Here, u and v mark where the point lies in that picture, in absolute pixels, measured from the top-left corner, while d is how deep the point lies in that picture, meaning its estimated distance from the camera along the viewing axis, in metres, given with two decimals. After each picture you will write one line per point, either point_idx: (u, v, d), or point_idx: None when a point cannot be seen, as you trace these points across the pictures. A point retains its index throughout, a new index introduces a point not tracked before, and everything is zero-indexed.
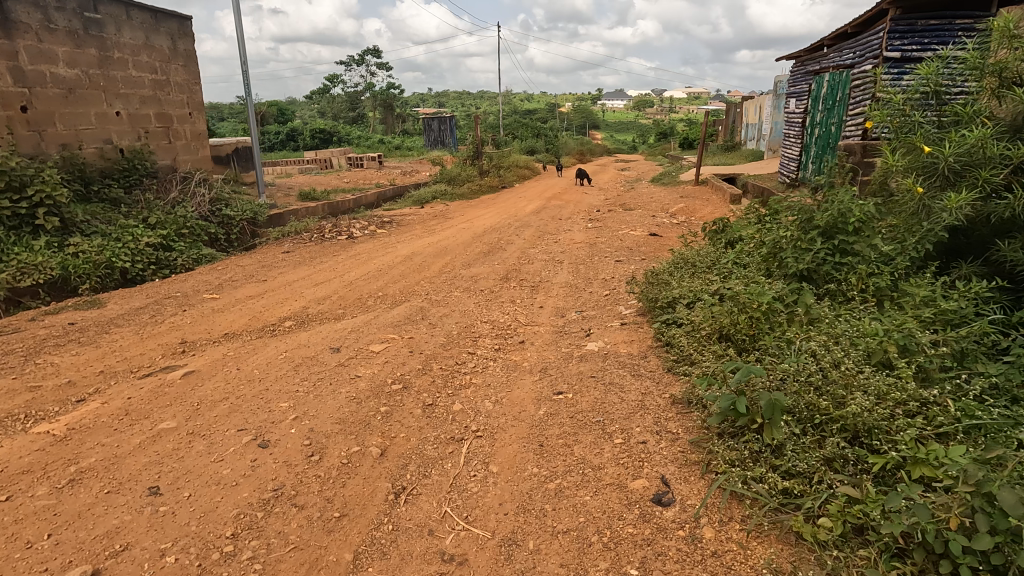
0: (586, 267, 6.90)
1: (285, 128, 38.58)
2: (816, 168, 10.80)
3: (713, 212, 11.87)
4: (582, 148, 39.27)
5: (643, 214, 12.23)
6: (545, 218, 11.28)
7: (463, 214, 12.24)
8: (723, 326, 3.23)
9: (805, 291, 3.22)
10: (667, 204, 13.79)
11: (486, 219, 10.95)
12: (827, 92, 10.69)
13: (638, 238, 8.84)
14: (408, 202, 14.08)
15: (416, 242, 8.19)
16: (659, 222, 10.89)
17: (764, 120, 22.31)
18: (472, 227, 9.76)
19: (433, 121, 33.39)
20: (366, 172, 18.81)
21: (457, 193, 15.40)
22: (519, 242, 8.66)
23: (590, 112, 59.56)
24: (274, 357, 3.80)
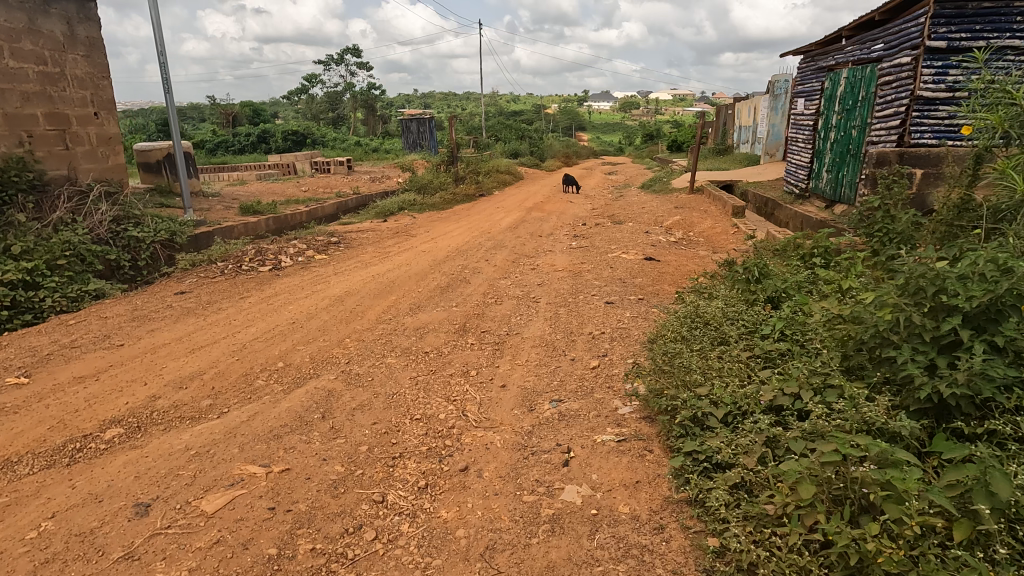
0: (567, 310, 5.42)
1: (255, 129, 36.66)
2: (835, 177, 9.47)
3: (713, 228, 10.46)
4: (568, 151, 37.94)
5: (634, 228, 10.79)
6: (522, 236, 9.79)
7: (429, 229, 10.71)
8: (825, 532, 1.72)
9: (978, 461, 1.71)
10: (660, 216, 12.37)
11: (454, 237, 9.43)
12: (845, 91, 9.32)
13: (631, 265, 7.37)
14: (370, 215, 12.50)
15: (359, 272, 6.65)
16: (653, 240, 9.46)
17: (760, 123, 21.07)
18: (434, 249, 8.23)
19: (411, 122, 31.71)
20: (330, 178, 17.18)
21: (427, 204, 13.84)
22: (487, 270, 7.17)
23: (576, 113, 58.19)
24: (24, 532, 2.23)
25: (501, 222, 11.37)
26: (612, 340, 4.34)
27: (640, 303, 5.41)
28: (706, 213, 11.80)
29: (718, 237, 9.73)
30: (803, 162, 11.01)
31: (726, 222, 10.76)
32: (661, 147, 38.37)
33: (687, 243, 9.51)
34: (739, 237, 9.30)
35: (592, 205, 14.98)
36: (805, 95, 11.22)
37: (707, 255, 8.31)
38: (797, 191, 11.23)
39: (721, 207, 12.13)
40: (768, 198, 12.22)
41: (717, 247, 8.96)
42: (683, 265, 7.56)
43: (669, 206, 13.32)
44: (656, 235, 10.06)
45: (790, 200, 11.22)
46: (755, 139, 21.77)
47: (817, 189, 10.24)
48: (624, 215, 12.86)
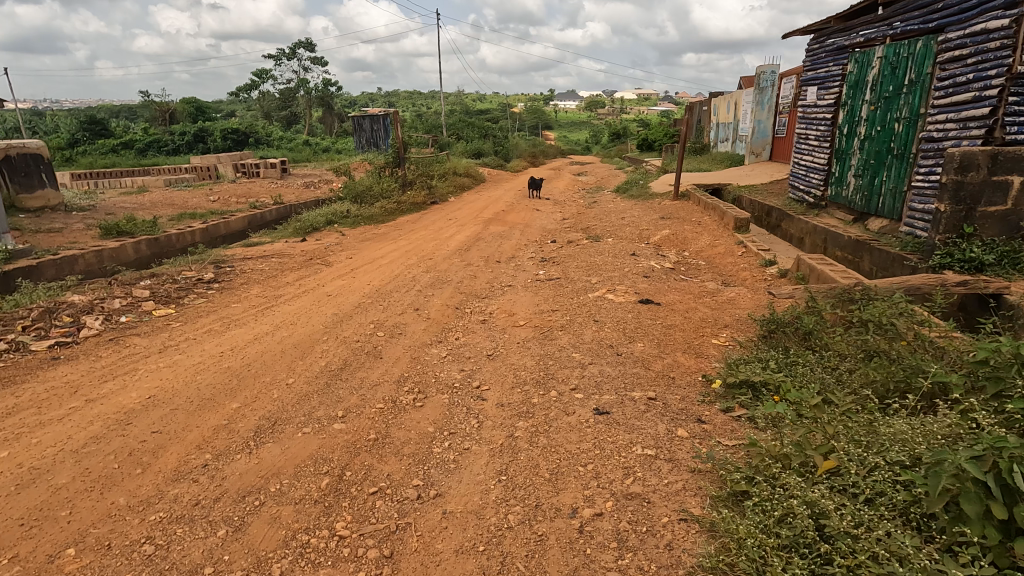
0: (531, 427, 3.16)
1: (192, 128, 33.35)
2: (868, 184, 7.54)
3: (716, 249, 8.37)
4: (534, 151, 35.94)
5: (617, 248, 8.61)
6: (474, 264, 7.51)
7: (356, 252, 8.36)
8: None
9: None
10: (644, 229, 10.26)
11: (384, 266, 7.09)
12: (880, 74, 7.36)
13: (621, 315, 5.22)
14: (288, 231, 10.06)
15: (204, 344, 4.25)
16: (645, 266, 7.28)
17: (741, 120, 19.39)
18: (345, 290, 5.88)
19: (364, 120, 29.09)
20: (253, 184, 14.52)
21: (363, 216, 11.43)
22: (414, 329, 4.86)
23: (543, 112, 56.15)
24: None
25: (449, 241, 9.05)
26: (623, 553, 2.10)
27: (653, 414, 3.20)
28: (702, 227, 9.71)
29: (726, 263, 7.66)
30: (819, 164, 9.04)
31: (729, 239, 8.70)
32: (631, 145, 36.59)
33: (688, 272, 7.39)
34: (754, 264, 7.25)
35: (562, 215, 12.78)
36: (817, 83, 9.26)
37: (723, 295, 6.19)
38: (812, 200, 9.26)
39: (717, 217, 10.08)
40: (771, 207, 10.23)
41: (729, 280, 6.87)
42: (695, 316, 5.38)
43: (653, 216, 11.23)
44: (647, 257, 7.91)
45: (803, 211, 9.24)
46: (736, 136, 20.06)
47: (842, 198, 8.30)
48: (601, 228, 10.71)
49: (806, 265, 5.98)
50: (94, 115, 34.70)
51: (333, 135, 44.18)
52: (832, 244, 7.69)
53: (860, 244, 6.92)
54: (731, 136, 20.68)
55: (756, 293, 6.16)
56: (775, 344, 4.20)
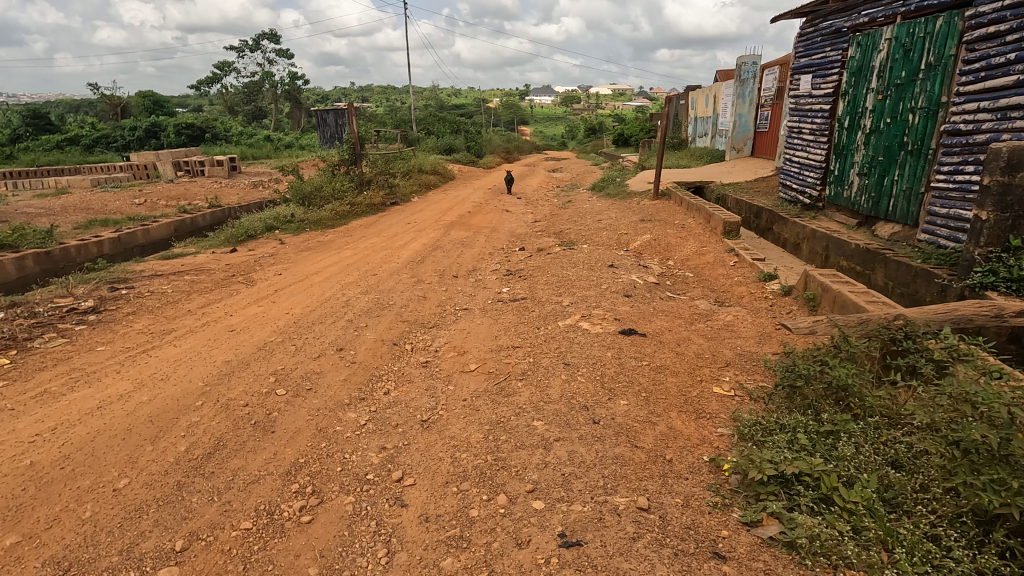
0: (463, 570, 2.08)
1: (143, 123, 31.29)
2: (876, 183, 6.64)
3: (705, 259, 7.39)
4: (508, 147, 34.83)
5: (593, 257, 7.58)
6: (427, 281, 6.39)
7: (289, 265, 7.16)
8: None
9: None
10: (622, 234, 9.25)
11: (316, 287, 5.92)
12: (889, 58, 6.46)
13: (597, 353, 4.18)
14: (219, 239, 8.79)
15: (18, 419, 3.06)
16: (626, 281, 6.25)
17: (721, 113, 18.57)
18: (256, 322, 4.72)
19: (328, 115, 27.60)
20: (191, 184, 13.09)
21: (311, 220, 10.19)
22: (332, 381, 3.74)
23: (518, 107, 54.99)
24: None
25: (402, 252, 7.89)
26: None
27: (646, 542, 2.14)
28: (687, 231, 8.73)
29: (718, 276, 6.68)
30: (815, 161, 8.15)
31: (719, 247, 7.74)
32: (606, 141, 35.71)
33: (675, 287, 6.39)
34: (750, 278, 6.29)
35: (533, 217, 11.71)
36: (812, 70, 8.35)
37: (718, 320, 5.19)
38: (807, 201, 8.37)
39: (702, 220, 9.13)
40: (761, 208, 9.32)
41: (723, 299, 5.88)
42: (688, 352, 4.36)
43: (633, 218, 10.23)
44: (627, 269, 6.90)
45: (798, 214, 8.34)
46: (716, 131, 19.26)
47: (843, 199, 7.41)
48: (576, 233, 9.66)
49: (817, 283, 5.02)
50: (36, 108, 32.32)
51: (299, 130, 42.40)
52: (835, 252, 6.78)
53: (872, 254, 6.01)
54: (711, 131, 19.86)
55: (757, 317, 5.18)
56: (801, 403, 3.20)
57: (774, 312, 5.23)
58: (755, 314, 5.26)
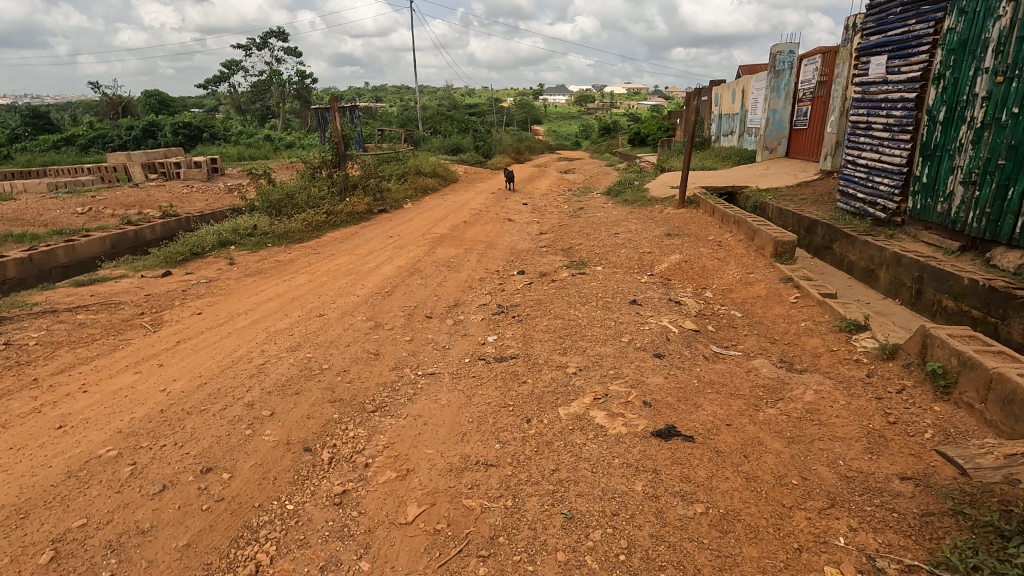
0: None
1: (140, 122, 30.19)
2: (995, 195, 4.95)
3: (754, 293, 5.74)
4: (518, 147, 33.24)
5: (609, 287, 5.97)
6: (388, 324, 4.83)
7: (219, 298, 5.61)
8: None
9: None
10: (645, 253, 7.61)
11: (233, 336, 4.40)
12: (1017, 26, 4.79)
13: (621, 483, 2.57)
14: (157, 258, 7.28)
15: None
16: (654, 328, 4.62)
17: (751, 110, 16.84)
18: (107, 409, 3.16)
19: (328, 113, 26.21)
20: (156, 190, 11.67)
21: (276, 232, 8.70)
22: (162, 552, 2.17)
23: (531, 106, 53.23)
24: None
25: (370, 278, 6.34)
26: None
27: None
28: (726, 252, 7.07)
29: (776, 320, 5.04)
30: (893, 165, 6.46)
31: (771, 275, 6.08)
32: (622, 141, 33.90)
33: (722, 336, 4.76)
34: (824, 326, 4.65)
35: (539, 229, 10.09)
36: (888, 49, 6.65)
37: (794, 401, 3.56)
38: (881, 214, 6.66)
39: (744, 236, 7.46)
40: (816, 222, 7.61)
41: (791, 360, 4.25)
42: (763, 476, 2.74)
43: (656, 232, 8.58)
44: (654, 306, 5.27)
45: (868, 230, 6.65)
46: (744, 129, 17.52)
47: (937, 215, 5.72)
48: (588, 251, 8.04)
49: (948, 349, 3.38)
50: (33, 107, 31.44)
51: (304, 130, 41.23)
52: (935, 287, 5.10)
53: (1002, 295, 4.34)
54: (739, 129, 18.04)
55: (851, 397, 3.55)
56: None
57: (877, 389, 3.59)
58: (848, 391, 3.63)
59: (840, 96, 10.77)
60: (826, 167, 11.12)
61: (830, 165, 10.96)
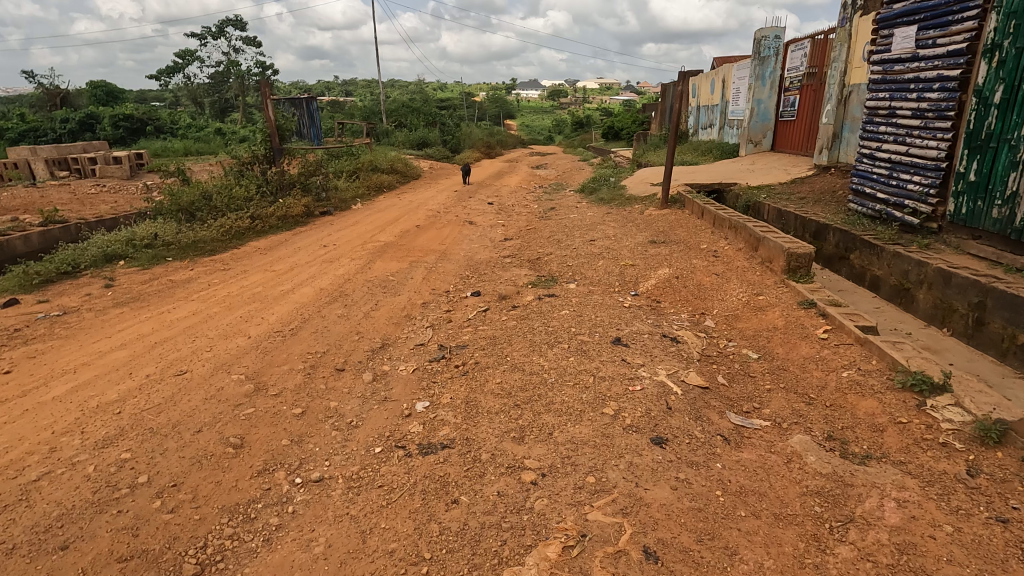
0: None
1: (77, 114, 27.86)
2: None
3: (768, 323, 4.52)
4: (489, 141, 31.84)
5: (584, 317, 4.66)
6: (276, 385, 3.44)
7: (54, 343, 4.09)
8: None
9: None
10: (626, 266, 6.32)
11: (27, 418, 2.95)
12: None
13: None
14: (10, 281, 5.69)
15: None
16: (648, 386, 3.33)
17: (732, 100, 15.77)
18: None
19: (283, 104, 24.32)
20: (56, 191, 9.94)
21: (181, 242, 7.17)
22: None
23: (502, 99, 51.69)
24: None
25: (278, 305, 4.91)
26: None
27: None
28: (724, 266, 5.86)
29: (806, 366, 3.81)
30: (929, 160, 5.29)
31: (787, 298, 4.86)
32: (595, 135, 32.72)
33: (739, 393, 3.50)
34: (876, 380, 3.42)
35: (503, 235, 8.74)
36: (918, 17, 5.45)
37: (872, 522, 2.30)
38: (911, 219, 5.51)
39: (744, 246, 6.25)
40: (827, 227, 6.44)
41: (841, 437, 3.01)
42: None
43: (638, 239, 7.32)
44: (644, 346, 3.98)
45: (896, 239, 5.49)
46: (725, 121, 16.45)
47: (994, 222, 4.57)
48: (559, 264, 6.74)
49: None
50: None
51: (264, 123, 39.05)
52: (1005, 318, 3.93)
53: None
54: (719, 121, 16.97)
55: (960, 519, 2.30)
56: None
57: (995, 503, 2.36)
58: (949, 505, 2.39)
59: (837, 83, 9.70)
60: (820, 161, 10.06)
61: (826, 159, 9.90)
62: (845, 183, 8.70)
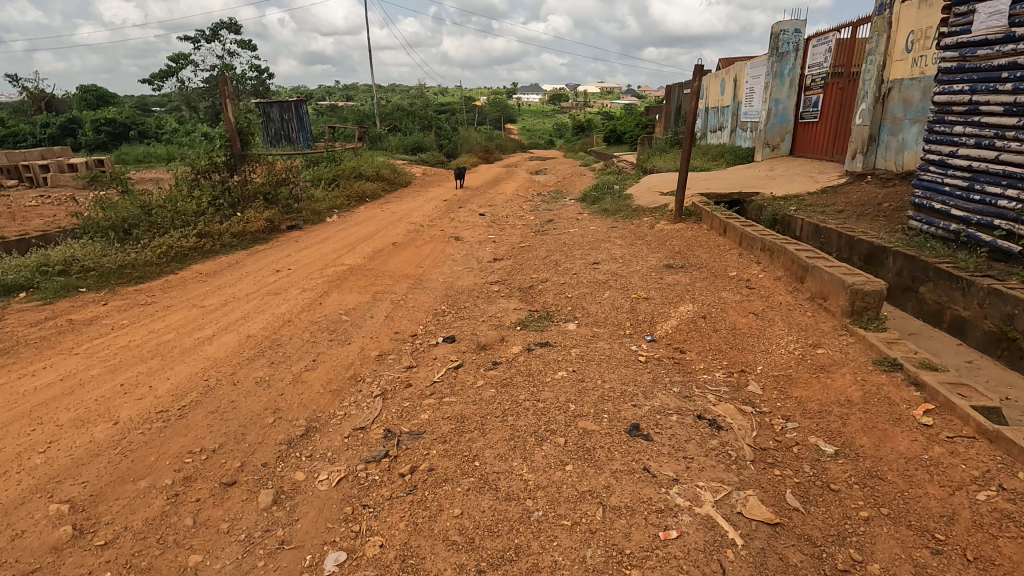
0: None
1: (57, 118, 26.73)
2: None
3: (838, 392, 3.34)
4: (487, 145, 30.75)
5: (587, 383, 3.47)
6: (112, 522, 2.26)
7: None
8: None
9: None
10: (638, 299, 5.13)
11: None
12: None
13: None
14: None
15: None
16: (688, 528, 2.15)
17: (746, 101, 14.60)
18: None
19: (272, 107, 22.98)
20: None
21: (104, 268, 6.00)
22: None
23: (502, 102, 50.60)
24: None
25: (183, 363, 3.73)
26: None
27: None
28: (762, 303, 4.69)
29: (912, 472, 2.62)
30: None
31: (855, 353, 3.70)
32: (597, 140, 31.60)
33: (823, 529, 2.31)
34: None
35: (492, 254, 7.56)
36: None
37: None
38: (1006, 244, 4.34)
39: (784, 275, 5.09)
40: (885, 251, 5.25)
41: None
42: None
43: (650, 263, 6.13)
44: (673, 438, 2.81)
45: (985, 270, 4.32)
46: (737, 123, 15.28)
47: None
48: (556, 295, 5.58)
49: None
50: None
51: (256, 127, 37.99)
52: None
53: None
54: (730, 123, 15.80)
55: None
56: None
57: None
58: None
59: (874, 78, 8.53)
60: (854, 168, 8.90)
61: (861, 165, 8.76)
62: (887, 194, 7.53)
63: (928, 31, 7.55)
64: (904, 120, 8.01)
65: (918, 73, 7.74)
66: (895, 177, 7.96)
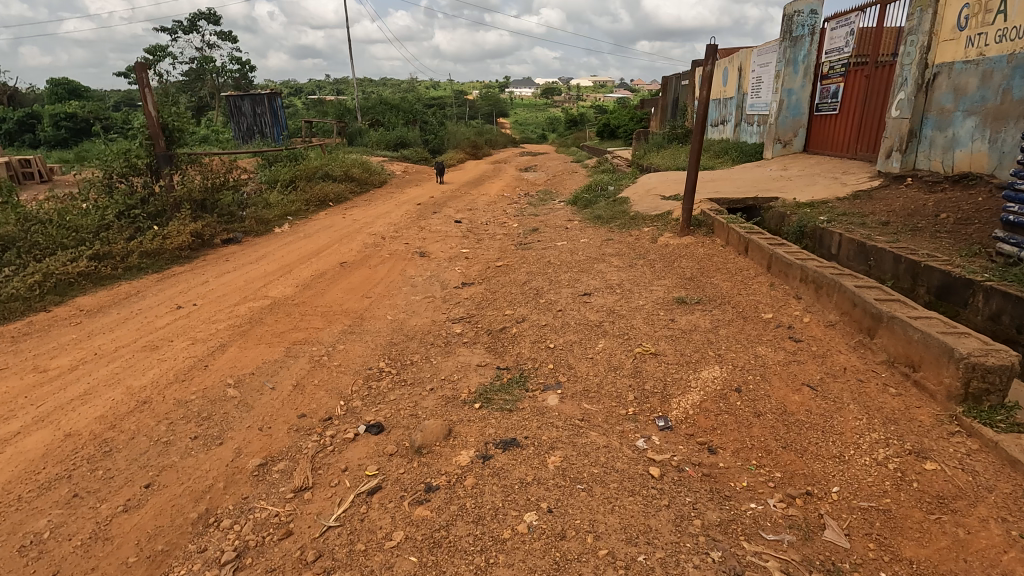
0: None
1: (15, 113, 25.08)
2: None
3: (987, 563, 2.02)
4: (475, 140, 29.30)
5: (571, 541, 2.14)
6: None
7: None
8: None
9: None
10: (644, 356, 3.79)
11: None
12: None
13: None
14: None
15: None
16: None
17: (752, 91, 13.26)
18: None
19: (244, 102, 21.24)
20: None
21: None
22: None
23: (492, 96, 48.96)
24: None
25: None
26: None
27: None
28: (818, 367, 3.35)
29: None
30: None
31: (989, 475, 2.37)
32: (590, 135, 30.20)
33: None
34: None
35: (462, 277, 6.20)
36: None
37: None
38: None
39: (841, 323, 3.75)
40: (971, 287, 3.94)
41: None
42: None
43: (656, 295, 4.79)
44: None
45: None
46: (742, 116, 13.95)
47: None
48: (534, 343, 4.23)
49: None
50: None
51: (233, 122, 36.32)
52: None
53: None
54: (734, 117, 14.46)
55: None
56: None
57: None
58: None
59: (916, 62, 7.21)
60: (890, 168, 7.60)
61: (899, 166, 7.48)
62: (939, 201, 6.23)
63: (988, 4, 6.22)
64: (956, 112, 6.70)
65: (973, 54, 6.42)
66: (944, 181, 6.65)
